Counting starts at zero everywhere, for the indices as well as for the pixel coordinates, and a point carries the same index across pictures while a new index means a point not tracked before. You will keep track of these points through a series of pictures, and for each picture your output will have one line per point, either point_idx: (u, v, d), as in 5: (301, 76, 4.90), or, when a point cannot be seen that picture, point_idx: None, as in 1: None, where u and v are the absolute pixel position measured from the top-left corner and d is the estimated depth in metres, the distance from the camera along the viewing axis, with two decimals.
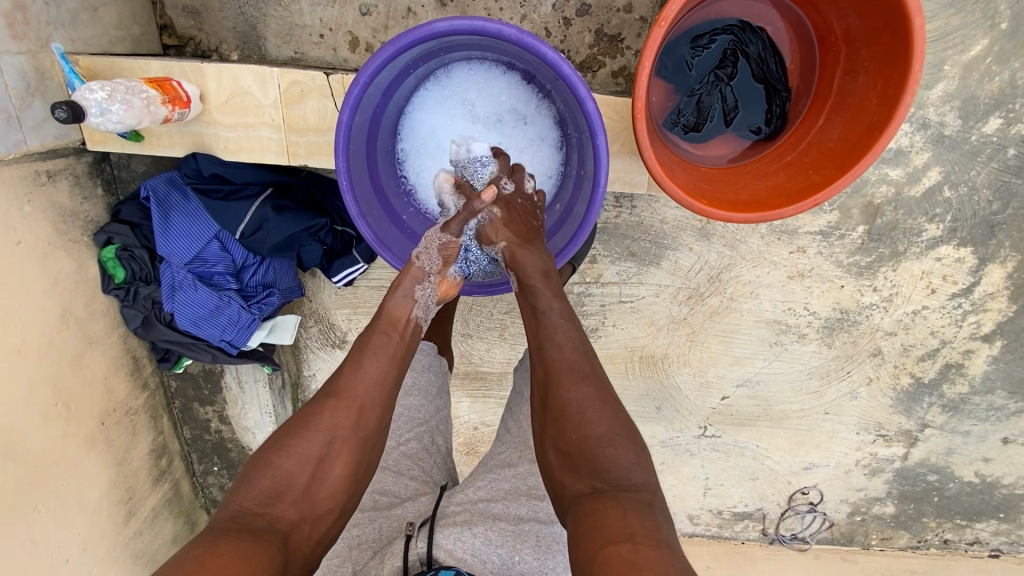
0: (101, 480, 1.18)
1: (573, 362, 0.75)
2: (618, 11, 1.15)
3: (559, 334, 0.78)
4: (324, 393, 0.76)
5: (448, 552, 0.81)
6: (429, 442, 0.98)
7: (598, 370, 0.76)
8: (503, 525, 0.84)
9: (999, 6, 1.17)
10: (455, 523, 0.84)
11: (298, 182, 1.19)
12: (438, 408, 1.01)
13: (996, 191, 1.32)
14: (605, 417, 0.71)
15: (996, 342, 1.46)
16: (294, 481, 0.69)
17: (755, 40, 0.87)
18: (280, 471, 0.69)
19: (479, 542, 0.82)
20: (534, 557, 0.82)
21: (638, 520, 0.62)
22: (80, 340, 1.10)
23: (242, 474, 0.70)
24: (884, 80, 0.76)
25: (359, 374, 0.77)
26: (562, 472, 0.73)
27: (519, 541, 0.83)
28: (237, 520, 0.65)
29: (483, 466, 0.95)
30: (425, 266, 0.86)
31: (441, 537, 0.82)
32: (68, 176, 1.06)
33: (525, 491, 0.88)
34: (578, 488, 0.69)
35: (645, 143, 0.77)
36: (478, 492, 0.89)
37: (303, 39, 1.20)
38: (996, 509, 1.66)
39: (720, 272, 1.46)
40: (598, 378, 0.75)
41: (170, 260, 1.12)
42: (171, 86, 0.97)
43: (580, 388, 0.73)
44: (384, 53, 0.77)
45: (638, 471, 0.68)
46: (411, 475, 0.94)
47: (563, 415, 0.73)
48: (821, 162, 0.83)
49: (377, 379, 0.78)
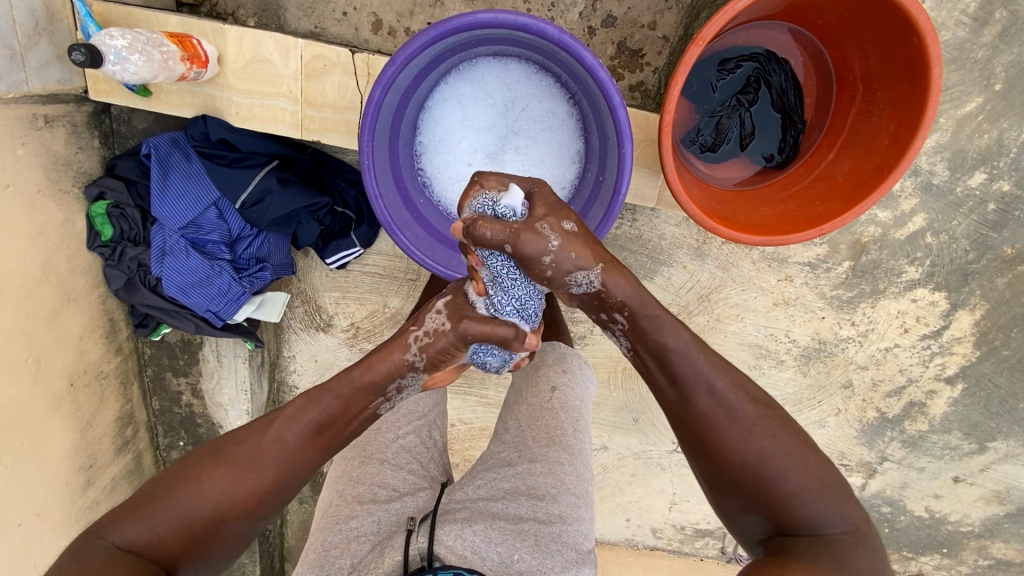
0: (63, 443, 1.13)
1: (726, 412, 0.76)
2: (643, 27, 1.17)
3: (715, 392, 0.76)
4: (230, 449, 0.78)
5: (449, 548, 0.80)
6: (427, 436, 0.98)
7: (772, 409, 0.77)
8: (503, 525, 0.83)
9: (995, 68, 1.24)
10: (456, 520, 0.83)
11: (304, 158, 1.16)
12: (436, 403, 1.01)
13: (974, 242, 1.39)
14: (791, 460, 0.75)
15: (957, 385, 1.54)
16: (191, 528, 0.76)
17: (779, 71, 0.90)
18: (168, 530, 0.75)
19: (480, 539, 0.81)
20: (533, 557, 0.80)
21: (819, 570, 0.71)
22: (58, 296, 1.05)
23: (133, 500, 0.77)
24: (897, 123, 0.80)
25: (264, 453, 0.77)
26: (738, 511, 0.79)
27: (519, 540, 0.82)
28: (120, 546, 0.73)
29: (484, 462, 0.95)
30: (414, 364, 0.76)
31: (443, 533, 0.81)
32: (66, 124, 1.02)
33: (525, 491, 0.86)
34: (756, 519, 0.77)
35: (669, 157, 0.79)
36: (477, 491, 0.89)
37: (326, 14, 1.18)
38: (940, 544, 1.74)
39: (709, 292, 1.49)
40: (772, 415, 0.77)
41: (163, 223, 1.09)
42: (191, 44, 0.94)
43: (762, 437, 0.76)
44: (425, 36, 0.77)
45: (833, 516, 0.75)
46: (409, 469, 0.94)
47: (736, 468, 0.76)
48: (829, 195, 0.87)
49: (280, 467, 0.77)
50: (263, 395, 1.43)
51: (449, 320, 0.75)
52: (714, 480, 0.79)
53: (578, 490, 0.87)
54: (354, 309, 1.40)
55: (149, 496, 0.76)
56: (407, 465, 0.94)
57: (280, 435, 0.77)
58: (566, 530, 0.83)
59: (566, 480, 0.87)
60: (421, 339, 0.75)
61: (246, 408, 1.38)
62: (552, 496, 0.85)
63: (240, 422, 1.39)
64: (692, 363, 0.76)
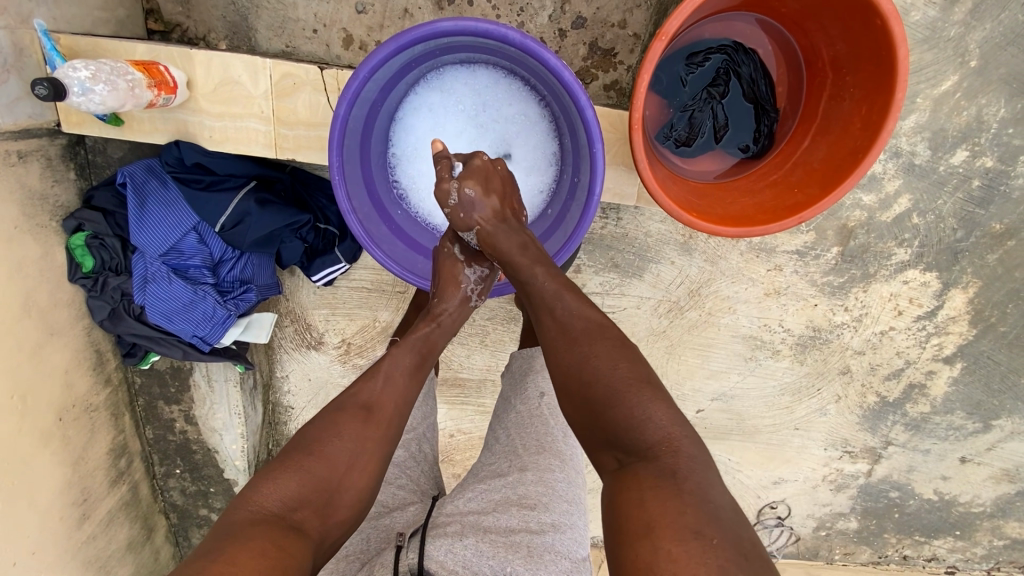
0: (55, 479, 1.12)
1: (557, 323, 0.75)
2: (612, 26, 1.18)
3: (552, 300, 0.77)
4: (346, 400, 0.79)
5: (439, 564, 0.78)
6: (417, 450, 0.98)
7: (607, 323, 0.73)
8: (491, 538, 0.80)
9: (969, 45, 1.24)
10: (447, 535, 0.81)
11: (283, 176, 1.16)
12: (425, 416, 1.01)
13: (960, 220, 1.39)
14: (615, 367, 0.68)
15: (956, 364, 1.59)
16: (336, 476, 0.71)
17: (747, 61, 0.90)
18: (313, 475, 0.69)
19: (471, 553, 0.79)
20: (526, 568, 0.78)
21: (656, 506, 0.56)
22: (41, 331, 1.04)
23: (246, 490, 0.67)
24: (869, 106, 0.79)
25: (385, 388, 0.81)
26: (591, 449, 0.69)
27: (512, 551, 0.79)
28: (260, 517, 0.63)
29: (476, 470, 0.95)
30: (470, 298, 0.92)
31: (433, 548, 0.79)
32: (39, 158, 1.00)
33: (516, 500, 0.85)
34: (604, 464, 0.66)
35: (641, 153, 0.79)
36: (468, 504, 0.87)
37: (296, 33, 1.18)
38: (953, 526, 1.87)
39: (699, 286, 1.49)
40: (601, 329, 0.72)
41: (143, 251, 1.08)
42: (158, 70, 0.94)
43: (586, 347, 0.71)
44: (387, 48, 0.76)
45: (664, 427, 0.63)
46: (399, 485, 0.93)
47: (567, 382, 0.71)
48: (806, 182, 0.86)
49: (403, 395, 0.83)
50: (257, 418, 1.42)
51: (484, 265, 0.92)
52: (560, 403, 0.73)
53: (570, 497, 0.86)
54: (345, 325, 1.39)
55: (278, 459, 0.71)
56: (395, 479, 0.93)
57: (395, 368, 0.84)
58: (559, 539, 0.82)
59: (557, 487, 0.86)
60: (477, 288, 0.91)
61: (241, 432, 1.36)
62: (544, 504, 0.84)
63: (236, 446, 1.38)
64: (537, 285, 0.79)
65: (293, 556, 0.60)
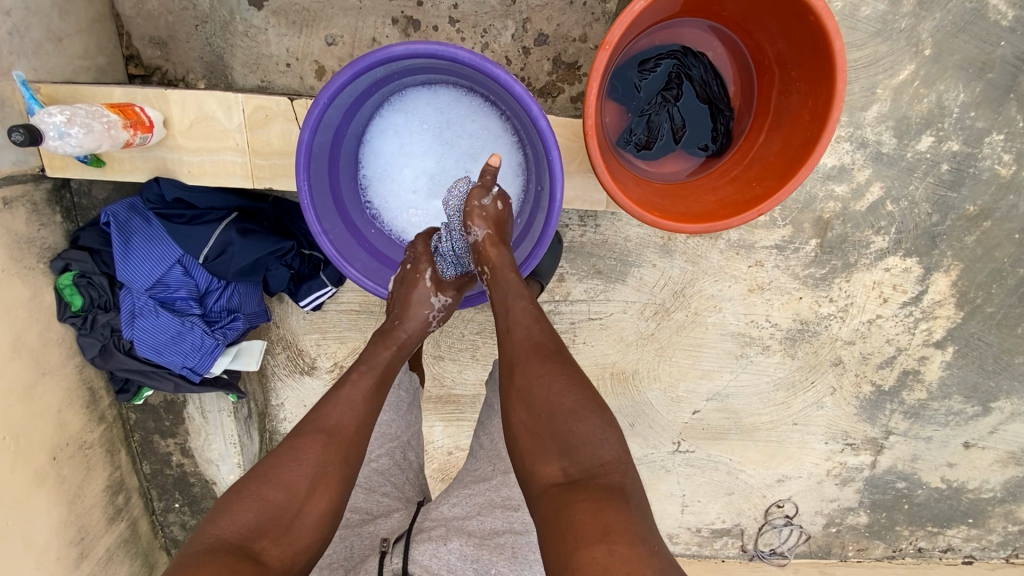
0: (52, 518, 1.12)
1: (528, 337, 0.80)
2: (574, 41, 1.22)
3: (523, 317, 0.82)
4: (306, 424, 0.79)
5: (424, 567, 0.79)
6: (401, 458, 0.97)
7: (565, 349, 0.79)
8: (475, 540, 0.83)
9: (921, 34, 1.27)
10: (431, 539, 0.82)
11: (265, 207, 1.19)
12: (409, 424, 1.00)
13: (934, 204, 1.41)
14: (574, 389, 0.73)
15: (948, 348, 1.59)
16: (296, 500, 0.72)
17: (697, 64, 0.93)
18: (268, 503, 0.70)
19: (456, 557, 0.81)
20: (509, 569, 0.81)
21: (609, 515, 0.61)
22: (32, 371, 1.06)
23: (207, 519, 0.69)
24: (814, 98, 0.82)
25: (345, 410, 0.81)
26: (535, 458, 0.72)
27: (495, 554, 0.82)
28: (216, 547, 0.65)
29: (462, 477, 0.95)
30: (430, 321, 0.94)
31: (417, 553, 0.80)
32: (25, 204, 1.04)
33: (500, 503, 0.87)
34: (550, 474, 0.70)
35: (597, 158, 0.82)
36: (452, 509, 0.88)
37: (270, 68, 1.23)
38: (965, 514, 1.84)
39: (683, 287, 1.51)
40: (563, 353, 0.78)
41: (130, 286, 1.11)
42: (133, 111, 0.97)
43: (547, 364, 0.76)
44: (345, 74, 0.79)
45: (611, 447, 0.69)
46: (384, 491, 0.94)
47: (529, 393, 0.75)
48: (764, 175, 0.88)
49: (363, 417, 0.82)
50: (254, 447, 1.43)
51: (448, 295, 0.94)
52: (515, 414, 0.77)
53: None
54: (336, 348, 1.41)
55: (236, 489, 0.72)
56: (381, 493, 0.94)
57: (355, 390, 0.84)
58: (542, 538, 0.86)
59: None
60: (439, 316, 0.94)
61: (238, 461, 1.37)
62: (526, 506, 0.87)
63: (233, 476, 1.39)
64: (516, 302, 0.83)
65: None
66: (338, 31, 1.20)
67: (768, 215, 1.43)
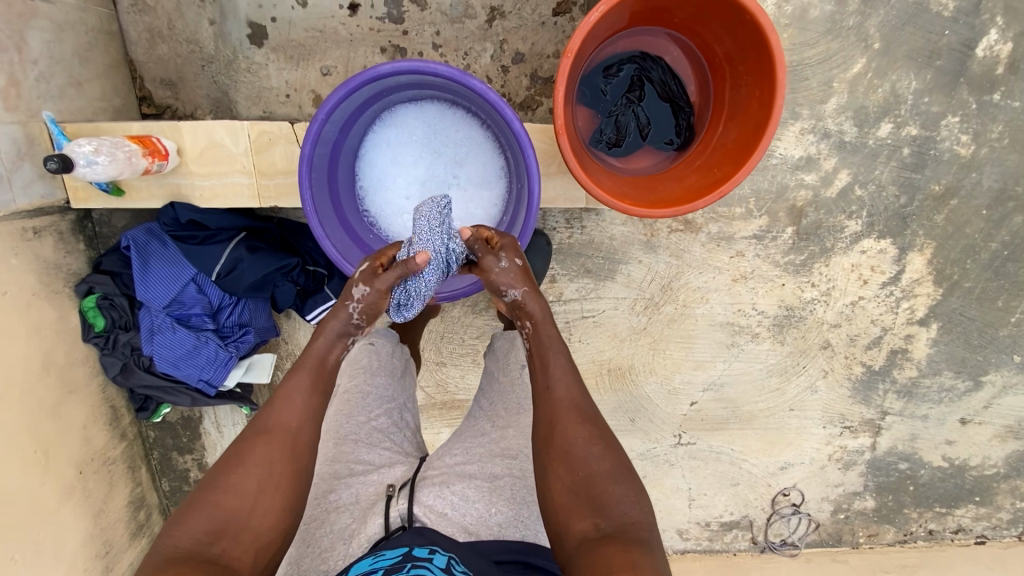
0: (79, 531, 1.18)
1: (569, 399, 0.89)
2: (548, 58, 1.32)
3: (564, 377, 0.91)
4: (251, 431, 0.82)
5: (428, 507, 0.87)
6: (398, 418, 1.05)
7: (599, 416, 0.89)
8: (475, 484, 0.92)
9: (869, 30, 1.37)
10: (435, 483, 0.91)
11: (270, 227, 1.28)
12: (404, 387, 1.10)
13: (901, 186, 1.48)
14: (609, 457, 0.84)
15: (932, 325, 1.64)
16: (247, 504, 0.77)
17: (656, 67, 1.02)
18: (219, 509, 0.75)
19: (458, 498, 0.89)
20: (508, 509, 0.90)
21: (639, 560, 0.71)
22: (59, 389, 1.13)
23: (167, 529, 0.74)
24: (761, 87, 0.91)
25: (286, 409, 0.84)
26: (566, 512, 0.81)
27: (496, 495, 0.91)
28: (175, 556, 0.70)
29: (464, 433, 1.02)
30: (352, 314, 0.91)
31: (422, 495, 0.89)
32: (52, 233, 1.13)
33: (499, 452, 0.96)
34: (580, 527, 0.79)
35: (568, 154, 0.90)
36: (454, 458, 0.96)
37: (271, 100, 1.34)
38: (971, 492, 1.86)
39: (670, 281, 1.58)
40: (598, 420, 0.88)
41: (148, 305, 1.19)
42: (151, 141, 1.07)
43: (588, 428, 0.86)
44: (339, 92, 0.89)
45: (637, 511, 0.79)
46: (383, 446, 1.00)
47: (571, 451, 0.84)
48: (724, 161, 0.96)
49: (305, 413, 0.85)
50: None
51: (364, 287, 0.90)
52: (550, 469, 0.85)
53: None
54: None
55: (188, 503, 0.76)
56: None
57: (294, 388, 0.86)
58: None
59: None
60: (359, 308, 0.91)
61: None
62: (524, 454, 0.96)
63: None
64: (554, 359, 0.92)
65: None
66: (332, 62, 1.32)
67: (744, 207, 1.51)
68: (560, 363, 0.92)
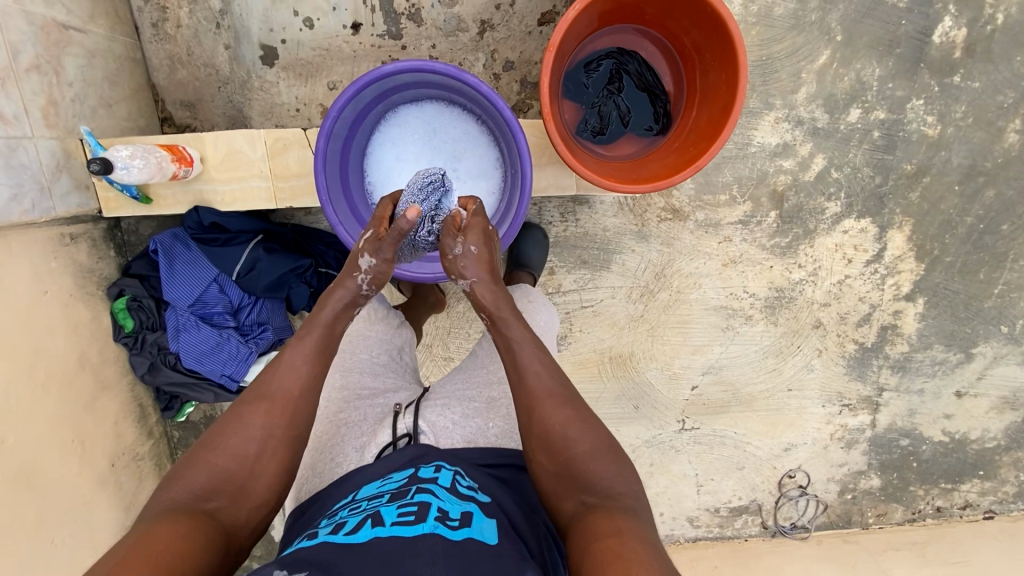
0: (112, 521, 1.24)
1: (541, 385, 0.88)
2: (536, 64, 1.44)
3: (535, 364, 0.89)
4: (255, 394, 0.85)
5: (430, 423, 0.96)
6: (398, 355, 1.14)
7: (574, 394, 0.89)
8: (474, 402, 1.00)
9: (830, 24, 1.48)
10: (437, 404, 0.99)
11: (284, 231, 1.38)
12: (403, 333, 1.19)
13: (875, 167, 1.58)
14: (586, 436, 0.84)
15: (919, 300, 1.71)
16: (244, 465, 0.80)
17: (633, 61, 1.13)
18: (217, 467, 0.79)
19: (458, 416, 0.97)
20: (505, 424, 0.98)
21: (625, 524, 0.73)
22: (93, 384, 1.21)
23: (170, 477, 0.79)
24: (726, 71, 1.01)
25: (288, 376, 0.86)
26: (555, 495, 0.82)
27: (494, 412, 0.99)
28: (174, 507, 0.74)
29: (463, 368, 1.10)
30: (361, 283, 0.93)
31: (425, 412, 0.97)
32: (86, 240, 1.22)
33: (496, 379, 1.04)
34: (569, 506, 0.81)
35: (556, 138, 1.00)
36: (454, 385, 1.04)
37: (283, 114, 1.45)
38: (974, 466, 1.89)
39: (663, 268, 1.66)
40: (573, 399, 0.88)
41: (174, 304, 1.28)
42: (178, 149, 1.17)
43: (564, 411, 0.86)
44: (348, 92, 0.99)
45: (622, 480, 0.81)
46: (387, 375, 1.08)
47: (549, 437, 0.84)
48: (698, 139, 1.05)
49: (306, 382, 0.87)
50: None
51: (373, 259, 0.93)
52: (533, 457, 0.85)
53: None
54: None
55: (189, 456, 0.81)
56: None
57: (296, 357, 0.88)
58: None
59: None
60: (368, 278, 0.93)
61: None
62: None
63: None
64: (523, 348, 0.91)
65: (200, 540, 0.70)
66: (337, 77, 1.43)
67: (729, 194, 1.60)
68: (530, 350, 0.91)
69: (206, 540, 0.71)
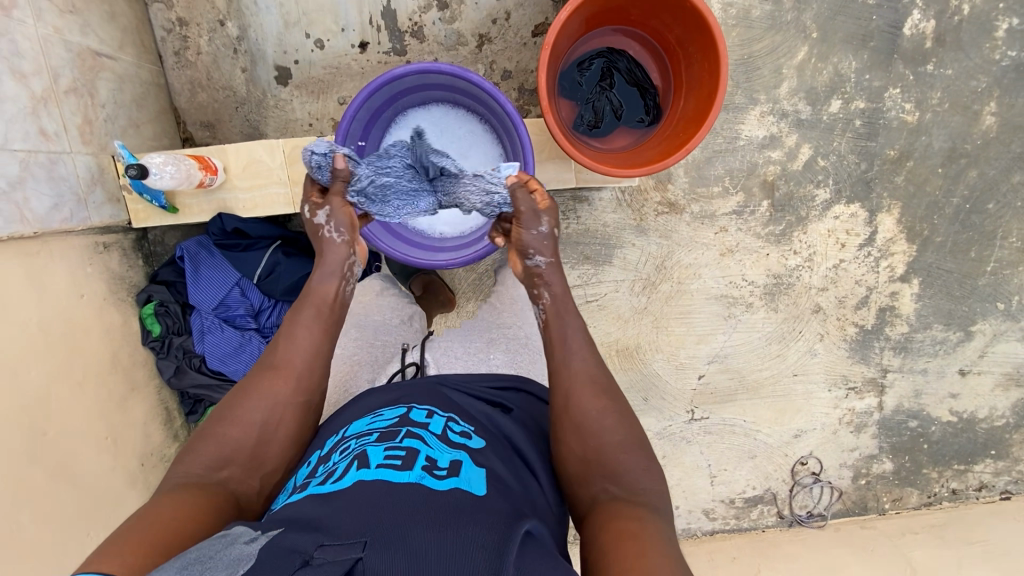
0: None
1: (585, 374, 0.94)
2: (532, 72, 1.54)
3: (580, 353, 0.96)
4: (264, 367, 0.91)
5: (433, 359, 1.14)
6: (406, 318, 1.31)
7: (613, 391, 0.94)
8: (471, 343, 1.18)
9: (805, 22, 1.58)
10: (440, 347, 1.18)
11: (301, 236, 1.45)
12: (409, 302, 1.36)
13: (859, 154, 1.65)
14: (621, 428, 0.88)
15: (914, 280, 1.76)
16: (255, 434, 0.85)
17: (622, 59, 1.22)
18: (227, 438, 0.84)
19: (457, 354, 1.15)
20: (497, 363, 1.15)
21: (647, 515, 0.76)
22: (124, 384, 1.27)
23: (184, 449, 0.83)
24: (708, 62, 1.09)
25: (292, 349, 0.93)
26: (577, 480, 0.85)
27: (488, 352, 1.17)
28: (187, 477, 0.79)
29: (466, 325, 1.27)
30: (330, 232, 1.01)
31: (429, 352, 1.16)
32: (118, 249, 1.30)
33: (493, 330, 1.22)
34: (593, 493, 0.83)
35: (555, 129, 1.08)
36: (457, 335, 1.22)
37: (297, 129, 1.55)
38: (985, 445, 1.91)
39: (663, 260, 1.72)
40: (613, 395, 0.93)
41: (199, 308, 1.36)
42: (205, 159, 1.26)
43: (601, 401, 0.91)
44: (364, 93, 1.07)
45: (646, 480, 0.83)
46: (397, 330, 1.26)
47: (583, 422, 0.88)
48: (687, 126, 1.13)
49: (309, 355, 0.93)
50: None
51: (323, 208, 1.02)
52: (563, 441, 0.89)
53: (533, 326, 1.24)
54: None
55: (200, 430, 0.85)
56: None
57: (299, 330, 0.95)
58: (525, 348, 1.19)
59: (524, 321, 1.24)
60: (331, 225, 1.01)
61: None
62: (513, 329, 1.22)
63: None
64: (572, 335, 0.98)
65: (212, 502, 0.75)
66: (347, 92, 1.54)
67: (721, 185, 1.67)
68: (579, 342, 0.97)
69: (219, 504, 0.76)
